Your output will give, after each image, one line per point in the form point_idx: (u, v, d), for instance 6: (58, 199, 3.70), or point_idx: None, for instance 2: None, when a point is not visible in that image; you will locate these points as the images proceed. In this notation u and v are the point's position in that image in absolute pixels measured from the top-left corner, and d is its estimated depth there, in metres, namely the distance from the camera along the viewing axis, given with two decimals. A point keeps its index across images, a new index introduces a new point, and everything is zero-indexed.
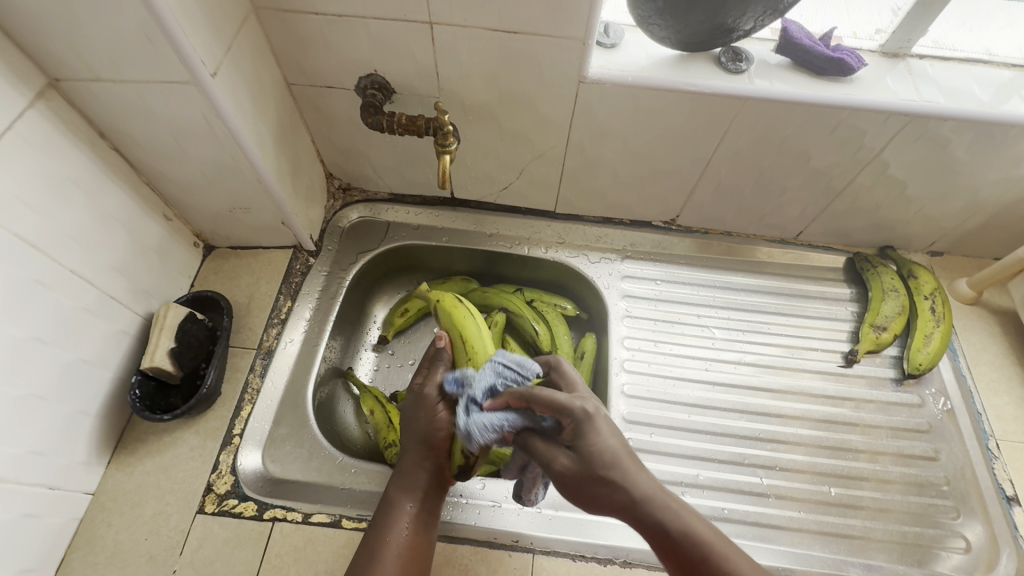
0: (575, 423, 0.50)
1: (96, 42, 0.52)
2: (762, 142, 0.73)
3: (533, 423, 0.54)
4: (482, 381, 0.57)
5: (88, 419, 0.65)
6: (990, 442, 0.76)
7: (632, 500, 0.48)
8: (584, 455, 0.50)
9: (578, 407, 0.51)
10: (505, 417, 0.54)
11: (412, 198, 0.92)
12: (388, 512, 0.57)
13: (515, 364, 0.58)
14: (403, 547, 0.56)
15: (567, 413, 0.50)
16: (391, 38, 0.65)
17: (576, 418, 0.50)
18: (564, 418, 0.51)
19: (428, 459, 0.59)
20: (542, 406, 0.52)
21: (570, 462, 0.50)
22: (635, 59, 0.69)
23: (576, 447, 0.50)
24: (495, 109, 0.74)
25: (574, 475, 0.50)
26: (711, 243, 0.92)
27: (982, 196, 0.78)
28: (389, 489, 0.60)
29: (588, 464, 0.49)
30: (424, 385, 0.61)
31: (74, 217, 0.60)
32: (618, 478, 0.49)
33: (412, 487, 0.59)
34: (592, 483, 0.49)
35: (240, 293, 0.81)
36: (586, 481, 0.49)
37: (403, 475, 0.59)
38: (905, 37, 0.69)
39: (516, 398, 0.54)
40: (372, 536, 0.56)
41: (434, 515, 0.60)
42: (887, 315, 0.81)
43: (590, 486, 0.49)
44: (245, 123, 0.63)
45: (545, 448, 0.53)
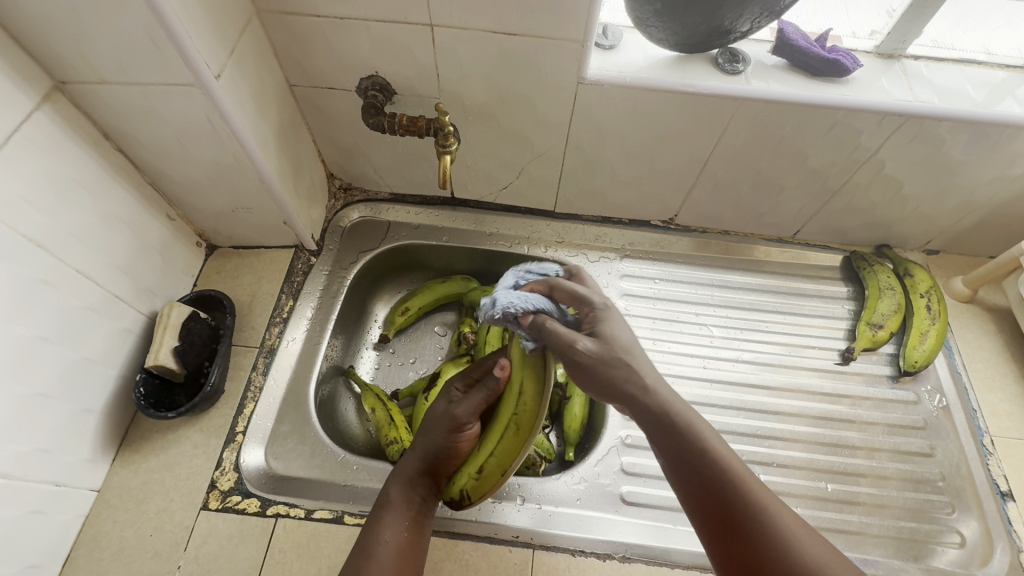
0: (595, 312, 0.55)
1: (102, 45, 0.53)
2: (760, 142, 0.74)
3: (556, 314, 0.55)
4: (508, 279, 0.58)
5: (93, 417, 0.65)
6: (985, 438, 0.77)
7: (644, 386, 0.51)
8: (604, 338, 0.53)
9: (596, 299, 0.56)
10: (530, 295, 0.54)
11: (413, 197, 0.93)
12: (385, 510, 0.58)
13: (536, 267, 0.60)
14: (396, 547, 0.56)
15: (587, 302, 0.55)
16: (392, 39, 0.66)
17: (596, 308, 0.55)
18: (584, 308, 0.55)
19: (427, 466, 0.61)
20: (566, 295, 0.56)
21: (592, 344, 0.52)
22: (633, 60, 0.70)
23: (597, 332, 0.53)
24: (495, 110, 0.74)
25: (593, 355, 0.51)
26: (709, 242, 0.93)
27: (978, 195, 0.79)
28: (386, 487, 0.61)
29: (607, 348, 0.52)
30: (454, 406, 0.60)
31: (79, 217, 0.61)
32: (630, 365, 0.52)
33: (409, 488, 0.60)
34: (608, 368, 0.51)
35: (243, 292, 0.82)
36: (603, 364, 0.51)
37: (401, 476, 0.61)
38: (900, 38, 0.70)
39: (543, 285, 0.57)
40: (368, 533, 0.58)
41: (428, 518, 0.60)
42: (883, 313, 0.82)
43: (603, 368, 0.51)
44: (248, 124, 0.64)
45: (568, 332, 0.52)
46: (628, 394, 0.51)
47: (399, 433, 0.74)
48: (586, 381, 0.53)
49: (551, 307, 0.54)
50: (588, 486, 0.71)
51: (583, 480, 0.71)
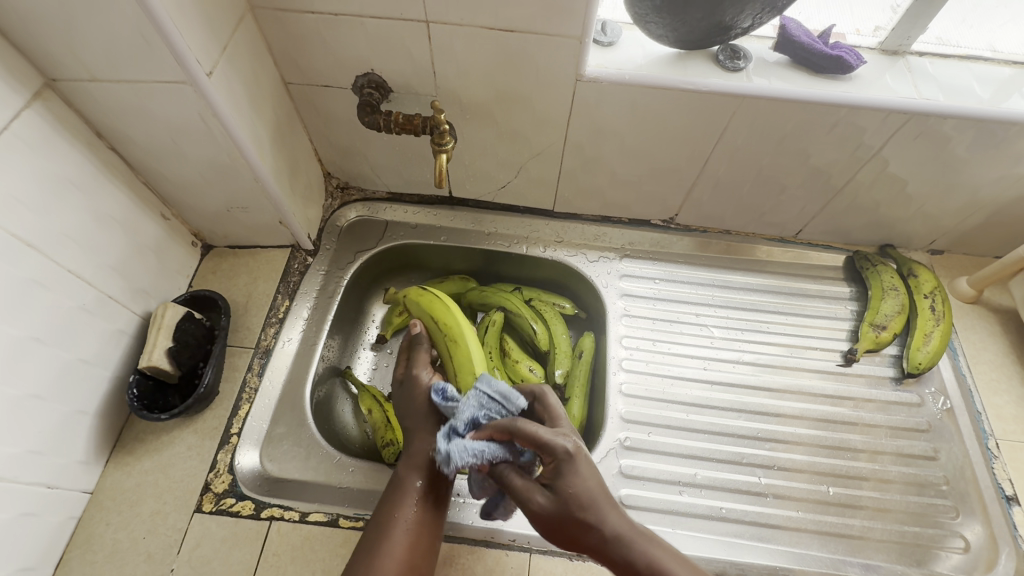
0: (556, 460, 0.50)
1: (92, 42, 0.52)
2: (761, 141, 0.73)
3: (513, 456, 0.55)
4: (465, 411, 0.57)
5: (86, 418, 0.65)
6: (990, 441, 0.76)
7: (606, 547, 0.47)
8: (559, 495, 0.49)
9: (558, 444, 0.50)
10: (488, 448, 0.54)
11: (410, 197, 0.92)
12: (398, 487, 0.58)
13: (497, 396, 0.59)
14: (413, 524, 0.55)
15: (549, 451, 0.50)
16: (387, 37, 0.65)
17: (557, 456, 0.50)
18: (545, 454, 0.51)
19: (434, 437, 0.61)
20: (525, 440, 0.52)
21: (546, 502, 0.50)
22: (632, 57, 0.69)
23: (552, 487, 0.49)
24: (492, 108, 0.73)
25: (549, 516, 0.49)
26: (710, 241, 0.92)
27: (983, 194, 0.77)
28: (398, 466, 0.60)
29: (564, 505, 0.48)
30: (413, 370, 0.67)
31: (71, 217, 0.60)
32: (595, 522, 0.47)
33: (421, 463, 0.59)
34: (567, 526, 0.48)
35: (238, 292, 0.81)
36: (561, 524, 0.48)
37: (411, 453, 0.60)
38: (904, 35, 0.69)
39: (501, 430, 0.54)
40: (383, 510, 0.56)
41: (445, 492, 0.59)
42: (886, 313, 0.81)
43: (563, 528, 0.48)
44: (241, 123, 0.63)
45: (524, 487, 0.52)
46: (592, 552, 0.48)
47: (396, 435, 0.73)
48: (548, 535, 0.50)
49: (506, 454, 0.54)
50: None
51: None
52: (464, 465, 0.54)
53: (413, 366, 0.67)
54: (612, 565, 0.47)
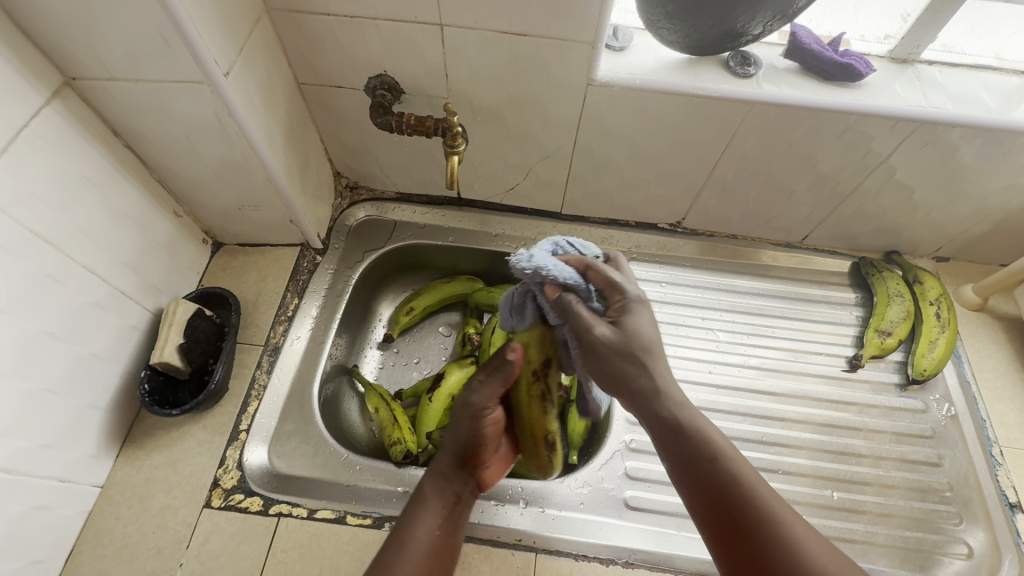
0: (625, 302, 0.54)
1: (111, 41, 0.53)
2: (770, 146, 0.74)
3: (584, 295, 0.54)
4: (544, 245, 0.58)
5: (97, 413, 0.65)
6: (993, 448, 0.76)
7: (657, 390, 0.51)
8: (624, 328, 0.52)
9: (630, 288, 0.55)
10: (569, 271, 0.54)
11: (419, 197, 0.93)
12: (421, 505, 0.57)
13: (577, 247, 0.59)
14: (430, 548, 0.55)
15: (620, 290, 0.54)
16: (401, 39, 0.66)
17: (627, 298, 0.54)
18: (616, 295, 0.54)
19: (463, 466, 0.61)
20: (599, 278, 0.55)
21: (610, 334, 0.52)
22: (643, 62, 0.69)
23: (619, 322, 0.52)
24: (503, 111, 0.74)
25: (611, 346, 0.51)
26: (716, 245, 0.92)
27: (989, 203, 0.78)
28: (422, 482, 0.60)
29: (628, 338, 0.51)
30: (472, 394, 0.59)
31: (86, 214, 0.61)
32: (649, 364, 0.51)
33: (446, 487, 0.60)
34: (624, 359, 0.51)
35: (248, 289, 0.82)
36: (620, 356, 0.51)
37: (438, 475, 0.60)
38: (914, 43, 0.69)
39: (579, 260, 0.56)
40: (403, 526, 0.55)
41: (459, 522, 0.59)
42: (891, 320, 0.81)
43: (620, 364, 0.51)
44: (255, 122, 0.64)
45: (587, 316, 0.52)
46: (640, 395, 0.51)
47: (403, 434, 0.73)
48: (598, 374, 0.53)
49: (581, 285, 0.54)
50: (591, 490, 0.70)
51: (585, 483, 0.71)
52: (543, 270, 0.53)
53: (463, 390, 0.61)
54: (651, 416, 0.51)
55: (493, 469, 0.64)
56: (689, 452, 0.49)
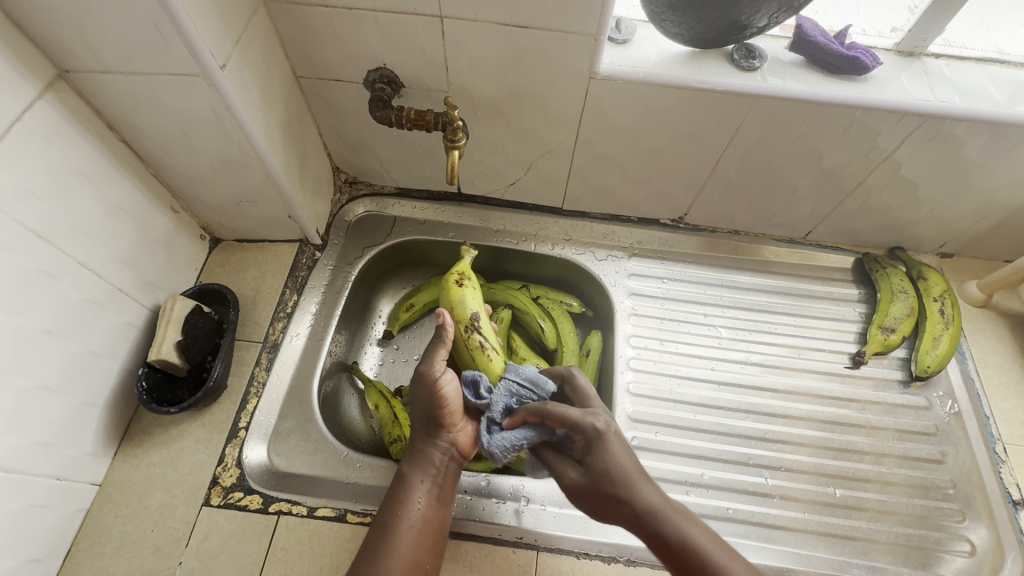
0: (587, 439, 0.55)
1: (105, 34, 0.52)
2: (774, 141, 0.73)
3: (546, 438, 0.59)
4: (498, 401, 0.61)
5: (94, 410, 0.65)
6: (997, 445, 0.76)
7: (636, 512, 0.52)
8: (594, 472, 0.54)
9: (589, 425, 0.55)
10: (524, 434, 0.59)
11: (419, 192, 0.92)
12: (403, 487, 0.58)
13: (527, 385, 0.63)
14: (417, 526, 0.56)
15: (580, 432, 0.55)
16: (401, 31, 0.64)
17: (588, 435, 0.55)
18: (577, 434, 0.55)
19: (436, 436, 0.61)
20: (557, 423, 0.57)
21: (578, 477, 0.56)
22: (646, 55, 0.68)
23: (587, 465, 0.55)
24: (504, 104, 0.73)
25: (581, 489, 0.55)
26: (719, 241, 0.92)
27: (995, 198, 0.77)
28: (403, 464, 0.61)
29: (598, 480, 0.53)
30: (423, 367, 0.62)
31: (81, 210, 0.60)
32: (630, 492, 0.52)
33: (423, 463, 0.60)
34: (601, 497, 0.54)
35: (246, 286, 0.81)
36: (595, 496, 0.54)
37: (417, 454, 0.60)
38: (920, 36, 0.68)
39: (532, 413, 0.58)
40: (387, 509, 0.57)
41: (448, 489, 0.60)
42: (895, 316, 0.81)
43: (600, 500, 0.54)
44: (253, 116, 0.63)
45: (557, 464, 0.58)
46: (625, 516, 0.53)
47: (403, 431, 0.73)
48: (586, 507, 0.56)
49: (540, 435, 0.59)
50: None
51: None
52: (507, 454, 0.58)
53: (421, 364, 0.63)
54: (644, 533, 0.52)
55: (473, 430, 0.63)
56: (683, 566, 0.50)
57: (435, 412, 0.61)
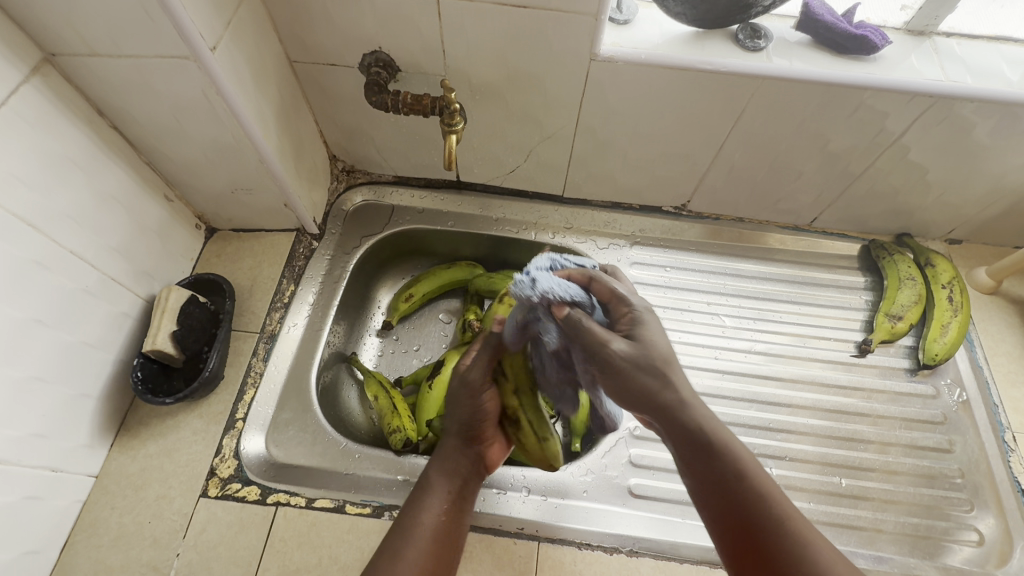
0: (634, 315, 0.54)
1: (92, 14, 0.50)
2: (779, 124, 0.71)
3: (588, 309, 0.54)
4: (543, 261, 0.56)
5: (90, 402, 0.64)
6: (1006, 434, 0.75)
7: (681, 400, 0.51)
8: (640, 343, 0.52)
9: (635, 300, 0.56)
10: (567, 287, 0.53)
11: (417, 180, 0.91)
12: (427, 493, 0.57)
13: (575, 260, 0.59)
14: (435, 533, 0.55)
15: (625, 303, 0.55)
16: (396, 13, 0.63)
17: (634, 311, 0.54)
18: (622, 308, 0.55)
19: (468, 445, 0.60)
20: (603, 291, 0.56)
21: (626, 348, 0.51)
22: (648, 36, 0.66)
23: (634, 335, 0.52)
24: (503, 89, 0.71)
25: (628, 359, 0.50)
26: (722, 229, 0.90)
27: (1006, 182, 0.75)
28: (428, 468, 0.60)
29: (646, 353, 0.51)
30: (466, 372, 0.59)
31: (72, 197, 0.59)
32: (670, 378, 0.51)
33: (450, 471, 0.59)
34: (641, 369, 0.50)
35: (243, 276, 0.80)
36: (640, 367, 0.50)
37: (444, 459, 0.60)
38: (931, 14, 0.66)
39: (582, 274, 0.56)
40: (408, 513, 0.56)
41: (467, 503, 0.59)
42: (902, 304, 0.79)
43: (636, 377, 0.50)
44: (245, 100, 0.61)
45: (602, 331, 0.51)
46: (665, 406, 0.50)
47: (403, 422, 0.72)
48: (616, 385, 0.51)
49: (585, 299, 0.53)
50: (595, 478, 0.69)
51: (589, 471, 0.70)
52: (547, 291, 0.52)
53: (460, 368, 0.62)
54: (674, 424, 0.51)
55: (500, 447, 0.63)
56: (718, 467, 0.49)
57: (469, 421, 0.59)
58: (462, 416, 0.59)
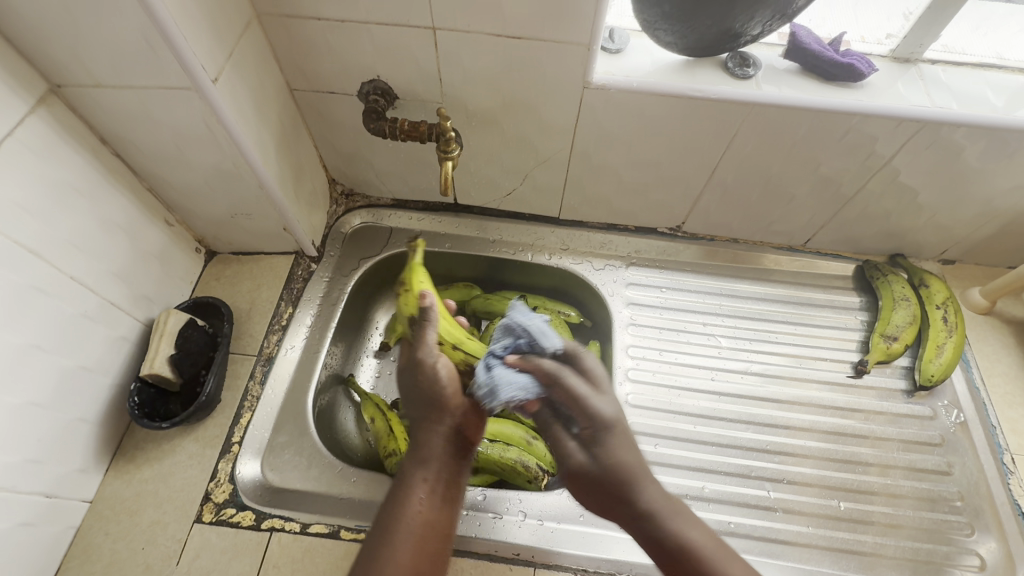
0: (591, 426, 0.51)
1: (97, 47, 0.52)
2: (770, 149, 0.72)
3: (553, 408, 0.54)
4: (503, 340, 0.56)
5: (86, 426, 0.64)
6: (1004, 456, 0.74)
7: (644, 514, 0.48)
8: (597, 459, 0.49)
9: (604, 406, 0.51)
10: (525, 386, 0.52)
11: (415, 203, 0.92)
12: (405, 485, 0.50)
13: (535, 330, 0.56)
14: (420, 529, 0.48)
15: (588, 413, 0.51)
16: (394, 44, 0.65)
17: (597, 423, 0.51)
18: (584, 421, 0.51)
19: (440, 422, 0.53)
20: (565, 394, 0.52)
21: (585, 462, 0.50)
22: (640, 64, 0.68)
23: (591, 450, 0.50)
24: (498, 115, 0.73)
25: (586, 472, 0.50)
26: (718, 250, 0.91)
27: (996, 204, 0.76)
28: (404, 460, 0.53)
29: (607, 472, 0.49)
30: (418, 354, 0.57)
31: (74, 224, 0.60)
32: (642, 491, 0.48)
33: (429, 458, 0.52)
34: (604, 487, 0.49)
35: (241, 298, 0.80)
36: (597, 482, 0.49)
37: (420, 447, 0.53)
38: (916, 42, 0.68)
39: (547, 371, 0.53)
40: (384, 512, 0.49)
41: (456, 491, 0.52)
42: (898, 324, 0.80)
43: (611, 495, 0.49)
44: (246, 128, 0.63)
45: (563, 442, 0.52)
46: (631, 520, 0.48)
47: (398, 445, 0.72)
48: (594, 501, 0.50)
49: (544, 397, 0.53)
50: None
51: None
52: (509, 399, 0.52)
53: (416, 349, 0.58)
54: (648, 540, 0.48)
55: (478, 419, 0.56)
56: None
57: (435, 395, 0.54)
58: (423, 394, 0.55)
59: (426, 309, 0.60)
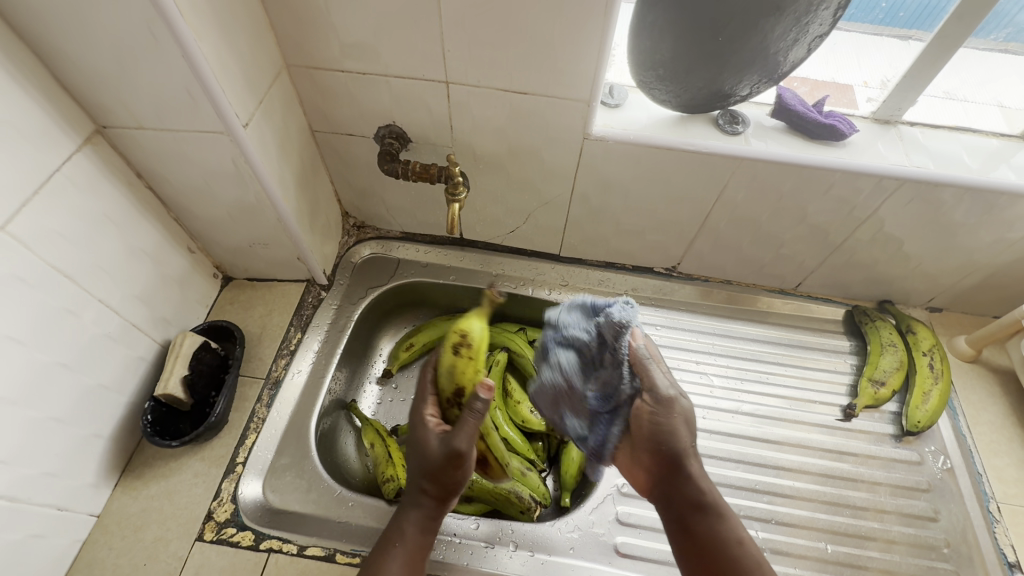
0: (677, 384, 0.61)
1: (143, 96, 0.57)
2: (760, 199, 0.76)
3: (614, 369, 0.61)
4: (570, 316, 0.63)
5: (100, 442, 0.67)
6: (991, 504, 0.75)
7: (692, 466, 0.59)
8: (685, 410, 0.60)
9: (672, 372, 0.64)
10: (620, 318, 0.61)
11: (423, 236, 0.97)
12: (396, 539, 0.59)
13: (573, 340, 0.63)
14: None
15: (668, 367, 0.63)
16: (410, 94, 0.70)
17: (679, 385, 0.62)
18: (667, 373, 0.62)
19: (445, 502, 0.61)
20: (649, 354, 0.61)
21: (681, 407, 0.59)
22: (637, 118, 0.73)
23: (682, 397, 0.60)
24: (505, 160, 0.78)
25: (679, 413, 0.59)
26: (712, 290, 0.94)
27: (978, 257, 0.80)
28: (401, 515, 0.60)
29: (686, 418, 0.60)
30: (454, 440, 0.58)
31: (105, 250, 0.64)
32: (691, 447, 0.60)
33: (424, 525, 0.60)
34: (683, 430, 0.59)
35: (253, 323, 0.84)
36: (683, 426, 0.59)
37: (423, 514, 0.60)
38: (895, 106, 0.73)
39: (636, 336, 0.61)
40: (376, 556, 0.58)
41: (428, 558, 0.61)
42: (885, 369, 0.82)
43: (681, 438, 0.58)
44: (270, 167, 0.68)
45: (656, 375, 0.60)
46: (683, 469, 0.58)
47: (396, 472, 0.74)
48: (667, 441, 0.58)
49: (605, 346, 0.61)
50: (581, 535, 0.70)
51: (576, 527, 0.71)
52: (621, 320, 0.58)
53: (456, 436, 0.58)
54: (687, 492, 0.58)
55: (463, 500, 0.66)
56: (710, 531, 0.56)
57: (455, 482, 0.60)
58: (445, 481, 0.59)
59: (480, 404, 0.58)
